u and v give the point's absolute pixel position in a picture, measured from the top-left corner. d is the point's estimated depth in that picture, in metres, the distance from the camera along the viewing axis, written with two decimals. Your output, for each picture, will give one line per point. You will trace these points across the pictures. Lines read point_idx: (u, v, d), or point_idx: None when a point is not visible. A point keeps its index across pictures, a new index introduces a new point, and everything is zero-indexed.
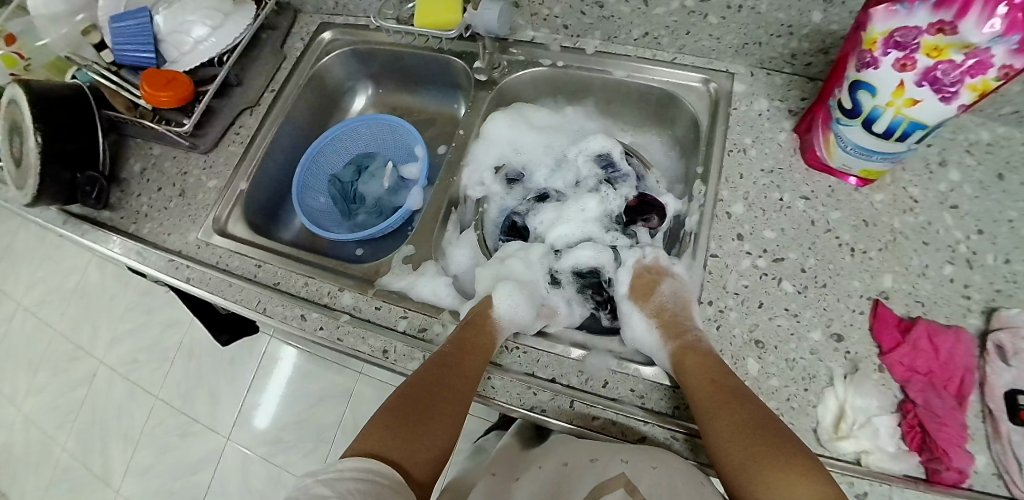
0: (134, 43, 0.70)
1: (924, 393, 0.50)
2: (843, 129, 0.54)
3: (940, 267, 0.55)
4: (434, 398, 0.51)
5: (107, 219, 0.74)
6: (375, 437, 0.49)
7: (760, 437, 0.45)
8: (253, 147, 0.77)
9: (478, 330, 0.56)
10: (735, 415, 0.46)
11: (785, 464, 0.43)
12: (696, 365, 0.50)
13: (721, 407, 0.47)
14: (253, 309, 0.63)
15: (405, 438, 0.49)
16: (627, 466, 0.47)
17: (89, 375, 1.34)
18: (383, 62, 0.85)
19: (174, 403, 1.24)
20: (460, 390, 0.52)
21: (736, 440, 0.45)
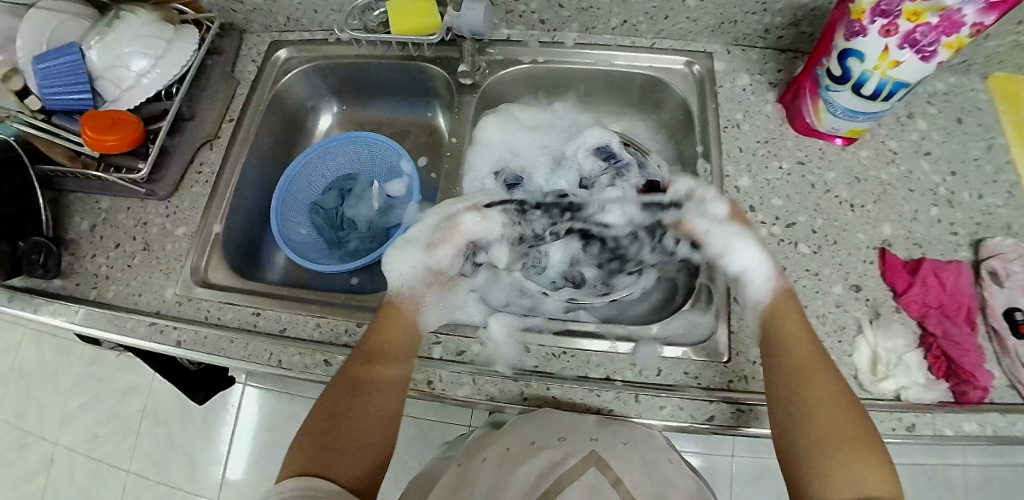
0: (66, 84, 0.61)
1: (941, 324, 0.54)
2: (832, 95, 0.58)
3: (928, 209, 0.61)
4: (353, 410, 0.48)
5: (59, 289, 0.65)
6: (297, 460, 0.46)
7: (851, 421, 0.45)
8: (220, 184, 0.70)
9: (377, 339, 0.53)
10: (831, 394, 0.46)
11: (867, 452, 0.43)
12: (795, 337, 0.49)
13: (803, 385, 0.47)
14: (265, 363, 0.57)
15: (330, 452, 0.46)
16: (597, 444, 0.46)
17: (46, 459, 1.18)
18: (345, 76, 0.79)
19: (151, 473, 1.12)
20: (379, 398, 0.50)
21: (818, 416, 0.45)
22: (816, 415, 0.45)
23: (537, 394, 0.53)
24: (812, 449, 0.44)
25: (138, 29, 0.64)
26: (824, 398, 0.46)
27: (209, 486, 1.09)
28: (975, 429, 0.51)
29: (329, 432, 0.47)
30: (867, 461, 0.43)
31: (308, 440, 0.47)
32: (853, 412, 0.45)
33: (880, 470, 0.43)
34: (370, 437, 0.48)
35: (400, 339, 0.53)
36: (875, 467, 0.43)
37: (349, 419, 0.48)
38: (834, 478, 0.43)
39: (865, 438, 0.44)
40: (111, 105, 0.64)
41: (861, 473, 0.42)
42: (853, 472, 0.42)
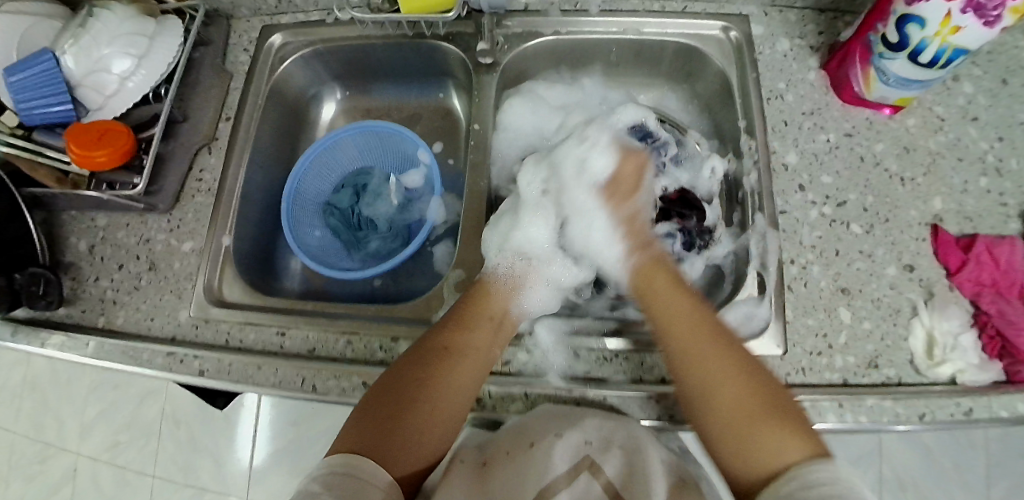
0: (45, 95, 0.57)
1: (996, 302, 0.53)
2: (886, 63, 0.55)
3: (977, 179, 0.58)
4: (425, 391, 0.48)
5: (65, 317, 0.62)
6: (355, 431, 0.46)
7: (745, 394, 0.45)
8: (224, 193, 0.64)
9: (462, 323, 0.53)
10: (716, 361, 0.48)
11: (769, 419, 0.43)
12: (668, 308, 0.53)
13: (708, 357, 0.48)
14: (298, 389, 0.54)
15: (392, 433, 0.46)
16: (591, 447, 0.46)
17: (68, 471, 1.05)
18: (345, 59, 0.72)
19: (178, 478, 1.02)
20: (454, 384, 0.49)
21: (721, 384, 0.46)
22: (714, 386, 0.46)
23: (593, 403, 0.51)
24: (718, 421, 0.45)
25: (116, 27, 0.59)
26: (718, 369, 0.47)
27: (237, 485, 1.01)
28: None
29: (396, 412, 0.47)
30: (774, 424, 0.43)
31: (374, 412, 0.47)
32: (754, 374, 0.47)
33: (786, 436, 0.42)
34: (431, 426, 0.47)
35: (482, 327, 0.53)
36: (793, 433, 0.42)
37: (419, 402, 0.48)
38: (743, 449, 0.44)
39: (783, 405, 0.45)
40: (95, 114, 0.60)
41: (766, 438, 0.43)
42: (761, 442, 0.43)
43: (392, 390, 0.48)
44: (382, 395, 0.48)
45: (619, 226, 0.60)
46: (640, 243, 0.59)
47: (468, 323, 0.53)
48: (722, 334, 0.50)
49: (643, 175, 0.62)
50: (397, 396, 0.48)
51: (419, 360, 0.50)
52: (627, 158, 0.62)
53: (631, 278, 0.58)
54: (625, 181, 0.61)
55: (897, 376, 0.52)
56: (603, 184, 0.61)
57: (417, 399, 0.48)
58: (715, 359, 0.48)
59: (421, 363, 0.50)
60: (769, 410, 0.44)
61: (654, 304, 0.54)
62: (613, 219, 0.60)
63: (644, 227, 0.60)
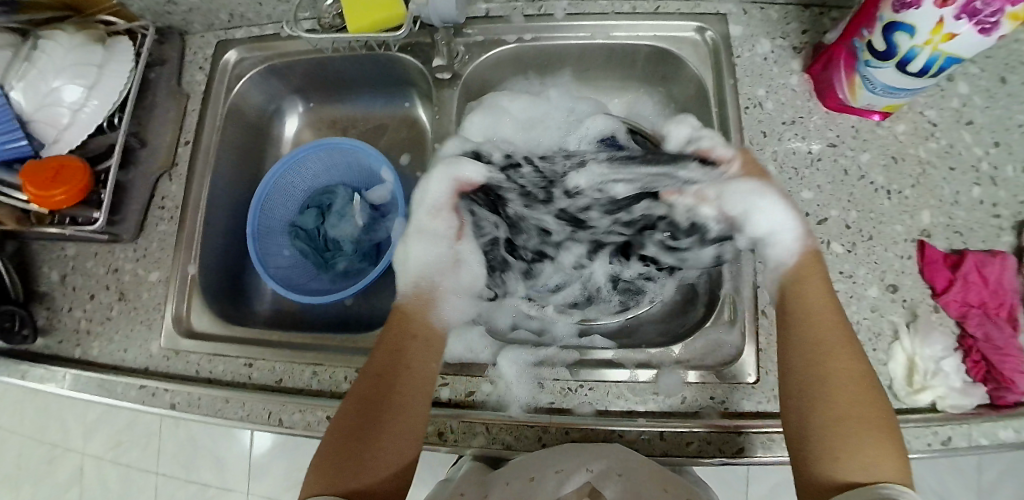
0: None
1: (983, 326, 0.52)
2: (872, 71, 0.52)
3: (969, 190, 0.56)
4: (379, 404, 0.47)
5: (44, 348, 0.63)
6: (316, 476, 0.43)
7: (849, 406, 0.43)
8: (187, 219, 0.65)
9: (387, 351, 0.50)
10: (845, 368, 0.44)
11: (877, 433, 0.41)
12: (824, 304, 0.47)
13: (815, 380, 0.44)
14: (266, 423, 0.55)
15: (352, 468, 0.43)
16: (591, 474, 0.44)
17: (76, 470, 0.99)
18: (305, 72, 0.71)
19: (179, 473, 0.95)
20: (413, 380, 0.49)
21: (836, 396, 0.43)
22: (831, 397, 0.43)
23: (556, 438, 0.51)
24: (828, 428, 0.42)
25: (62, 58, 0.58)
26: (837, 379, 0.44)
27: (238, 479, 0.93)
28: (1010, 437, 0.50)
29: (360, 432, 0.45)
30: (880, 440, 0.41)
31: (330, 456, 0.44)
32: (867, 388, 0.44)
33: (891, 452, 0.40)
34: (399, 439, 0.46)
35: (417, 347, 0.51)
36: (891, 453, 0.40)
37: (374, 421, 0.46)
38: (853, 465, 0.40)
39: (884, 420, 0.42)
40: (51, 147, 0.60)
41: (867, 460, 0.40)
42: (866, 459, 0.40)
43: (349, 414, 0.46)
44: (346, 425, 0.46)
45: (791, 202, 0.52)
46: (811, 226, 0.51)
47: (407, 328, 0.52)
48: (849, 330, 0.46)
49: (755, 161, 0.55)
50: (350, 429, 0.45)
51: (369, 376, 0.49)
52: (754, 159, 0.53)
53: (798, 263, 0.50)
54: (756, 163, 0.53)
55: None
56: (743, 171, 0.53)
57: (374, 417, 0.46)
58: (841, 364, 0.44)
59: (381, 373, 0.49)
60: (880, 425, 0.42)
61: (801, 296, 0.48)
62: (785, 206, 0.51)
63: (799, 209, 0.54)
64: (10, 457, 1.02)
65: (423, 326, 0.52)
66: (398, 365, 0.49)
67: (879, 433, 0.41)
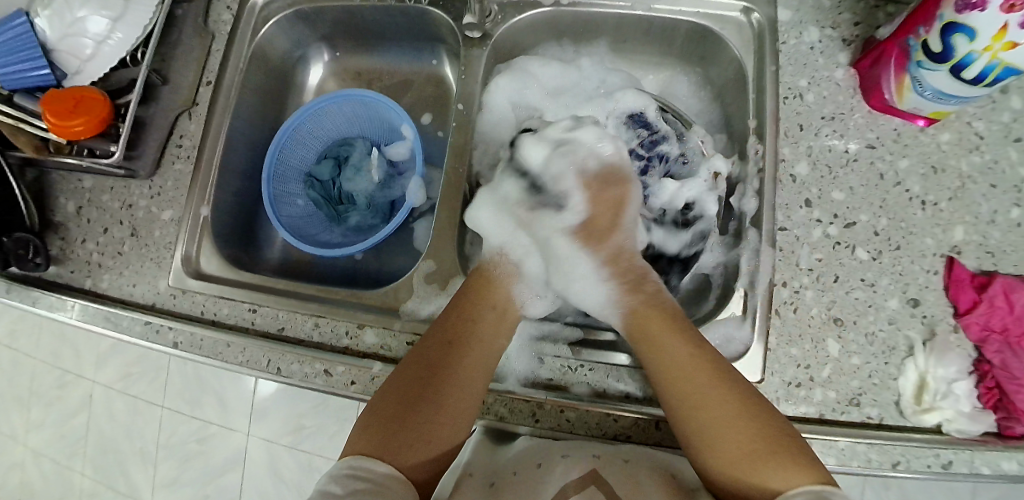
0: (22, 60, 0.59)
1: (1001, 353, 0.50)
2: (924, 74, 0.49)
3: (1008, 210, 0.54)
4: (441, 374, 0.48)
5: (56, 277, 0.65)
6: (370, 433, 0.45)
7: (742, 446, 0.42)
8: (203, 160, 0.65)
9: (461, 320, 0.51)
10: (718, 408, 0.44)
11: (764, 456, 0.41)
12: (661, 355, 0.48)
13: (717, 428, 0.44)
14: (264, 370, 0.55)
15: (401, 436, 0.44)
16: (596, 459, 0.46)
17: (84, 398, 1.02)
18: (335, 19, 0.70)
19: (184, 410, 0.97)
20: (475, 354, 0.50)
21: (720, 419, 0.44)
22: (711, 428, 0.44)
23: (551, 416, 0.50)
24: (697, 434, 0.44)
25: None
26: (706, 404, 0.44)
27: (239, 418, 0.95)
28: (1013, 469, 0.49)
29: (413, 404, 0.46)
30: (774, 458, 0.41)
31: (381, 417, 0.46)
32: (773, 422, 0.43)
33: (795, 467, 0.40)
34: (444, 418, 0.46)
35: (493, 318, 0.52)
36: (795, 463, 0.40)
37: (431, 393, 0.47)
38: (744, 484, 0.41)
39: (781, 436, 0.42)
40: (72, 78, 0.60)
41: (768, 472, 0.40)
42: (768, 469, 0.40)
43: (411, 374, 0.48)
44: (398, 394, 0.47)
45: (609, 268, 0.54)
46: (633, 282, 0.53)
47: (487, 295, 0.53)
48: (722, 367, 0.46)
49: (625, 205, 0.54)
50: (402, 397, 0.46)
51: (430, 345, 0.50)
52: (600, 192, 0.53)
53: (623, 321, 0.53)
54: (598, 225, 0.54)
55: (879, 417, 0.50)
56: (578, 228, 0.54)
57: (426, 392, 0.47)
58: (714, 387, 0.45)
59: (443, 339, 0.50)
60: (775, 446, 0.41)
61: (652, 345, 0.49)
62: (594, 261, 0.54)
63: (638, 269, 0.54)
64: (23, 379, 1.05)
65: (498, 301, 0.54)
66: (472, 329, 0.51)
67: (783, 452, 0.41)
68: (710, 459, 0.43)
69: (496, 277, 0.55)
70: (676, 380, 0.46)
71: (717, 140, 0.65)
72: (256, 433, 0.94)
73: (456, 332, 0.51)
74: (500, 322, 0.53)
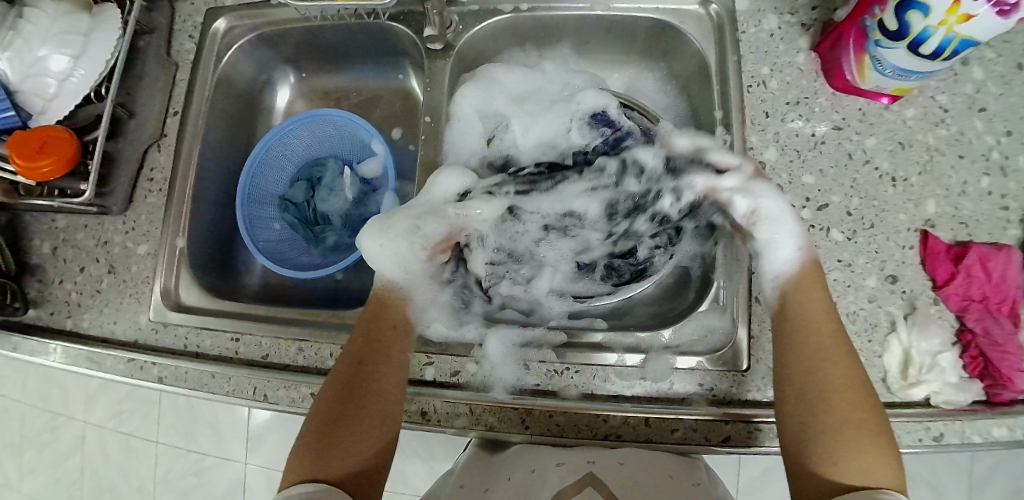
0: None
1: (983, 321, 0.51)
2: (882, 52, 0.49)
3: (977, 180, 0.54)
4: (357, 387, 0.49)
5: (36, 320, 0.64)
6: (299, 459, 0.45)
7: (853, 432, 0.42)
8: (175, 192, 0.64)
9: (366, 339, 0.52)
10: (840, 380, 0.45)
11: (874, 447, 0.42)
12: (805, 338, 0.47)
13: (807, 405, 0.44)
14: (250, 398, 0.55)
15: (329, 454, 0.45)
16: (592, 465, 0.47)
17: (77, 439, 1.00)
18: (298, 41, 0.70)
19: (180, 443, 0.96)
20: (389, 365, 0.50)
21: (831, 415, 0.43)
22: (829, 411, 0.44)
23: (539, 421, 0.50)
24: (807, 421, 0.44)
25: (47, 27, 0.58)
26: (842, 378, 0.45)
27: (236, 446, 0.94)
28: (1004, 435, 0.49)
29: (335, 422, 0.47)
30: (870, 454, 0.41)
31: (309, 442, 0.46)
32: (860, 403, 0.44)
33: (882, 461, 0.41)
34: (372, 430, 0.47)
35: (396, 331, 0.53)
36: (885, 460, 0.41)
37: (351, 408, 0.48)
38: (831, 460, 0.42)
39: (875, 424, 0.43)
40: (39, 118, 0.60)
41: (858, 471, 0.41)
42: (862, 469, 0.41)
43: (331, 394, 0.48)
44: (322, 413, 0.47)
45: (697, 240, 0.54)
46: (813, 250, 0.51)
47: (387, 312, 0.54)
48: (845, 338, 0.47)
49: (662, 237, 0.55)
50: (325, 419, 0.47)
51: (342, 366, 0.50)
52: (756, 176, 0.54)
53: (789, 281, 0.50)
54: (667, 218, 0.54)
55: None
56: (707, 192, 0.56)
57: (347, 407, 0.48)
58: (840, 377, 0.45)
59: (358, 352, 0.51)
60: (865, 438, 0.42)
61: (789, 318, 0.48)
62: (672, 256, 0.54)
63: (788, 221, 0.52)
64: (13, 424, 1.04)
65: (401, 311, 0.55)
66: (379, 348, 0.51)
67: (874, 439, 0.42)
68: (814, 452, 0.43)
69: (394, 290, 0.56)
70: (810, 354, 0.46)
71: (686, 133, 0.65)
72: (255, 461, 0.93)
73: (364, 349, 0.51)
74: (403, 335, 0.53)
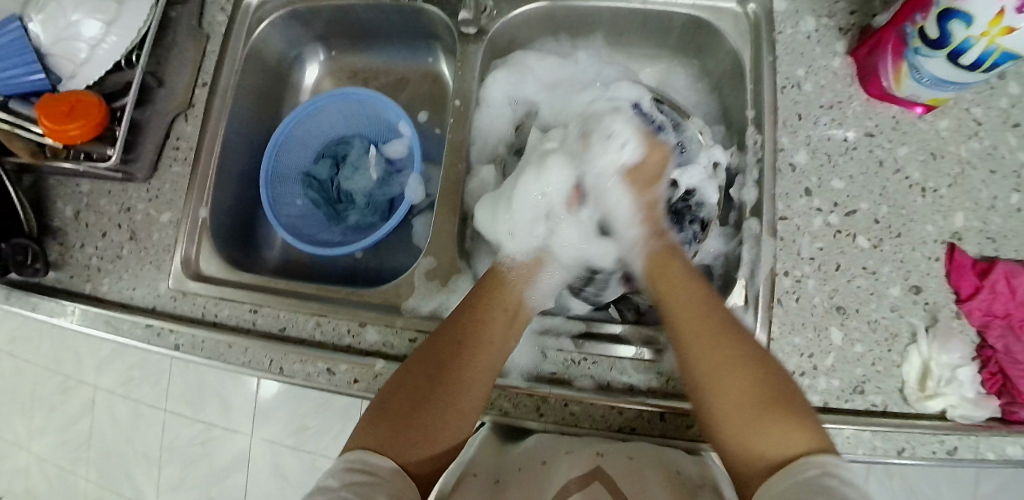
0: (16, 65, 0.58)
1: (1004, 338, 0.51)
2: (921, 60, 0.49)
3: (1008, 196, 0.54)
4: (453, 369, 0.48)
5: (56, 282, 0.65)
6: (375, 428, 0.45)
7: (745, 387, 0.44)
8: (200, 163, 0.64)
9: (470, 321, 0.51)
10: (721, 352, 0.46)
11: (762, 412, 0.43)
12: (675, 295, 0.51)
13: (706, 347, 0.47)
14: (266, 370, 0.55)
15: (407, 428, 0.45)
16: (601, 458, 0.47)
17: (86, 403, 1.02)
18: (330, 18, 0.70)
19: (187, 413, 0.97)
20: (480, 362, 0.50)
21: (726, 384, 0.45)
22: (702, 382, 0.46)
23: (554, 410, 0.50)
24: (707, 396, 0.45)
25: None
26: (717, 351, 0.46)
27: (241, 419, 0.95)
28: (1019, 454, 0.49)
29: (432, 397, 0.47)
30: (769, 421, 0.42)
31: (389, 410, 0.46)
32: (758, 379, 0.44)
33: (790, 426, 0.41)
34: (438, 425, 0.46)
35: (500, 326, 0.52)
36: (789, 425, 0.41)
37: (439, 389, 0.47)
38: (733, 429, 0.43)
39: (758, 394, 0.44)
40: (67, 82, 0.60)
41: (766, 435, 0.41)
42: (765, 435, 0.41)
43: (419, 368, 0.48)
44: (411, 386, 0.47)
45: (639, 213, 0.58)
46: (656, 230, 0.58)
47: (499, 298, 0.54)
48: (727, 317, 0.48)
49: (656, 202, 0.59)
50: (413, 392, 0.47)
51: (442, 344, 0.50)
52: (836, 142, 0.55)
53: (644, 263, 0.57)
54: (646, 172, 0.59)
55: (883, 404, 0.50)
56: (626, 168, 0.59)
57: (436, 387, 0.47)
58: (720, 344, 0.47)
59: (455, 337, 0.50)
60: (772, 403, 0.43)
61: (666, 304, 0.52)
62: (634, 204, 0.58)
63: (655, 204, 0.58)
64: (25, 385, 1.05)
65: (511, 298, 0.54)
66: (471, 341, 0.50)
67: (773, 409, 0.42)
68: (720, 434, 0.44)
69: (507, 278, 0.56)
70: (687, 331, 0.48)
71: (715, 132, 0.65)
72: (259, 435, 0.94)
73: (466, 333, 0.51)
74: (507, 327, 0.53)
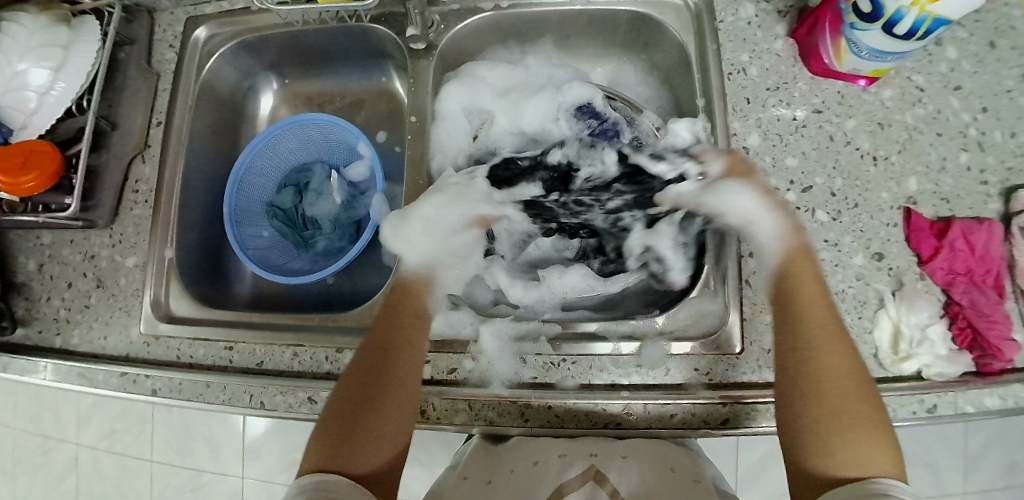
0: None
1: (969, 293, 0.52)
2: (858, 35, 0.50)
3: (956, 156, 0.55)
4: (387, 376, 0.48)
5: (24, 339, 0.63)
6: (317, 451, 0.44)
7: (823, 403, 0.43)
8: (162, 203, 0.64)
9: (386, 333, 0.51)
10: (831, 357, 0.45)
11: (853, 428, 0.42)
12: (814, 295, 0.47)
13: (806, 348, 0.45)
14: (247, 405, 0.54)
15: (353, 445, 0.44)
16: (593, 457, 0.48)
17: (70, 461, 0.99)
18: (281, 46, 0.70)
19: (175, 459, 0.94)
20: (405, 371, 0.49)
21: (825, 393, 0.44)
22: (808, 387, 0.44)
23: (539, 413, 0.50)
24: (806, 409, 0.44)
25: (27, 40, 0.58)
26: (830, 352, 0.45)
27: (232, 461, 0.93)
28: (996, 405, 0.50)
29: (370, 408, 0.46)
30: (861, 434, 0.41)
31: (333, 428, 0.45)
32: (855, 392, 0.43)
33: (876, 446, 0.41)
34: (381, 434, 0.46)
35: (423, 336, 0.52)
36: (879, 446, 0.41)
37: (379, 397, 0.47)
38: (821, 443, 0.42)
39: (867, 413, 0.42)
40: (19, 133, 0.59)
41: (846, 450, 0.41)
42: (845, 448, 0.41)
43: (355, 381, 0.48)
44: (350, 398, 0.47)
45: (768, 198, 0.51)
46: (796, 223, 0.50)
47: (407, 306, 0.53)
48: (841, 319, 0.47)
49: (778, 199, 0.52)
50: (354, 405, 0.46)
51: (363, 358, 0.49)
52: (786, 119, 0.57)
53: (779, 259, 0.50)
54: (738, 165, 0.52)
55: None
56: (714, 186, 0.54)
57: (374, 399, 0.47)
58: (836, 341, 0.45)
59: (379, 345, 0.50)
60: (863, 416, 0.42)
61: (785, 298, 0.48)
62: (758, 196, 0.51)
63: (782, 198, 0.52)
64: (4, 449, 1.02)
65: (421, 305, 0.54)
66: (395, 347, 0.50)
67: (869, 423, 0.42)
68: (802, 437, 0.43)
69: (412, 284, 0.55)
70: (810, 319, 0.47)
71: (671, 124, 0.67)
72: (253, 473, 0.92)
73: (382, 343, 0.50)
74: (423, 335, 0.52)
